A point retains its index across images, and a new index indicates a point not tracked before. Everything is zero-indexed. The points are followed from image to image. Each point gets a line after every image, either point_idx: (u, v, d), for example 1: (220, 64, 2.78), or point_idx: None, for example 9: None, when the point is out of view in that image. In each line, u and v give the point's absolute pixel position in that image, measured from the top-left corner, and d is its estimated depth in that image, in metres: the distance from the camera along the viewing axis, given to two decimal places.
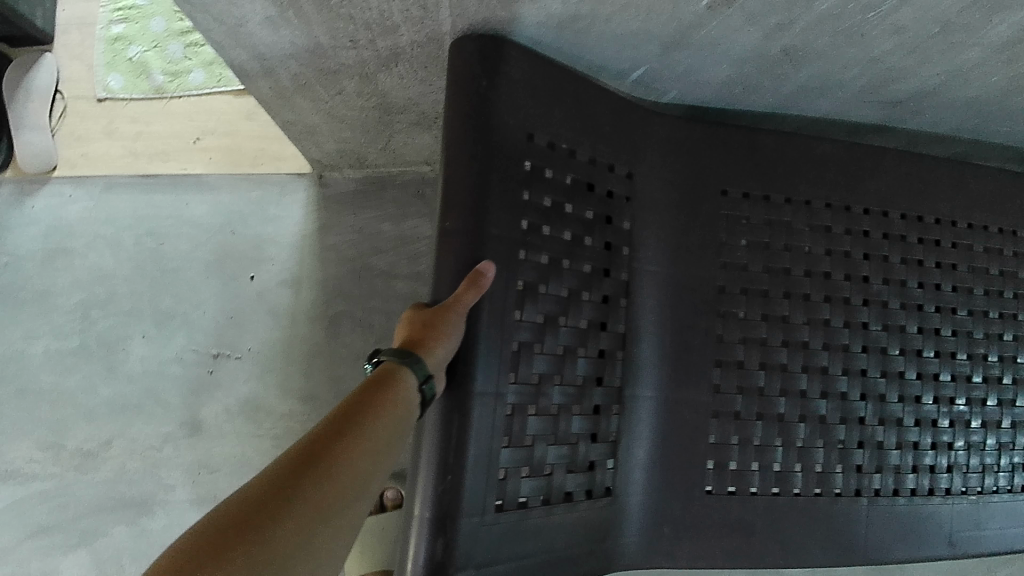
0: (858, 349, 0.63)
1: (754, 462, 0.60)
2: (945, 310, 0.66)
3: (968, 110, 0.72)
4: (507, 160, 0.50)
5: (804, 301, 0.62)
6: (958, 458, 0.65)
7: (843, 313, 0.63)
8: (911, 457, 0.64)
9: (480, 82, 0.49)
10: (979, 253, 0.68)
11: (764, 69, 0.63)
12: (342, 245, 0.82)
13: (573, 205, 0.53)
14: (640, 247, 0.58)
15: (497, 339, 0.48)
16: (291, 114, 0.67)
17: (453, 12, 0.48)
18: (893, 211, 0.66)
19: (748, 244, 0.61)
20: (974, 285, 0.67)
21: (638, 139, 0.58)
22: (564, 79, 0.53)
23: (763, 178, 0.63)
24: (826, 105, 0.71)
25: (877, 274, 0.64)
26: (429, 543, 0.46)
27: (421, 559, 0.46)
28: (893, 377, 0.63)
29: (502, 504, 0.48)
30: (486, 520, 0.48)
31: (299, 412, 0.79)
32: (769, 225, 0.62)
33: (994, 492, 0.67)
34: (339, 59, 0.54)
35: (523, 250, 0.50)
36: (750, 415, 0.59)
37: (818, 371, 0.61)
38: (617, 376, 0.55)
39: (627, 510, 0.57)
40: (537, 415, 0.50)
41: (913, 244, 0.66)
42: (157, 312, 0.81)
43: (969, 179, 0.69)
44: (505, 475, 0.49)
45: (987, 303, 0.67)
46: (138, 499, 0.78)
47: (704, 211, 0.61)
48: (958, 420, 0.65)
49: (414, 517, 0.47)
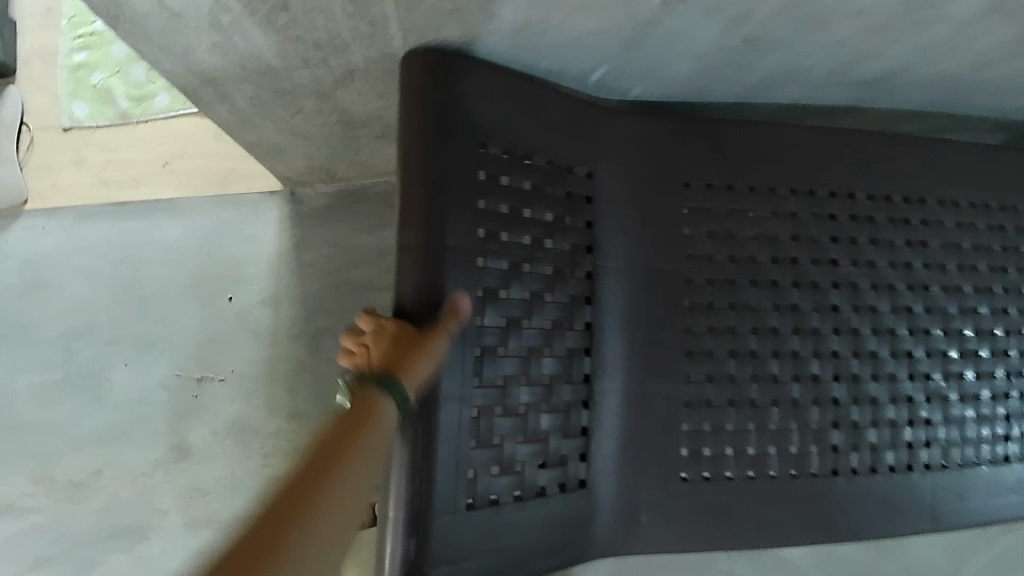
0: (828, 332, 0.63)
1: (728, 448, 0.60)
2: (917, 287, 0.67)
3: (934, 85, 0.72)
4: (461, 170, 0.50)
5: (771, 288, 0.62)
6: (936, 433, 0.66)
7: (812, 298, 0.63)
8: (888, 435, 0.65)
9: (430, 95, 0.50)
10: (950, 229, 0.68)
11: (726, 60, 0.63)
12: (320, 260, 0.82)
13: (533, 210, 0.54)
14: (606, 244, 0.58)
15: (461, 345, 0.48)
16: (254, 134, 0.66)
17: (403, 27, 0.48)
18: (860, 192, 0.66)
19: (713, 235, 0.62)
20: (946, 261, 0.68)
21: (597, 138, 0.58)
22: (516, 85, 0.53)
23: (727, 169, 0.63)
24: (793, 90, 0.71)
25: (845, 257, 0.65)
26: (403, 544, 0.45)
27: (397, 561, 0.45)
28: (865, 356, 0.64)
29: (473, 502, 0.49)
30: (458, 518, 0.48)
31: (286, 430, 0.79)
32: (733, 215, 0.63)
33: (976, 465, 0.68)
34: (294, 79, 0.55)
35: (482, 258, 0.50)
36: (722, 403, 0.60)
37: (788, 356, 0.62)
38: (587, 373, 0.55)
39: (606, 503, 0.57)
40: (505, 416, 0.50)
41: (881, 225, 0.66)
42: (138, 339, 0.81)
43: (939, 155, 0.69)
44: (475, 475, 0.49)
45: (959, 278, 0.68)
46: (133, 526, 0.77)
47: (668, 205, 0.61)
48: (935, 396, 0.66)
49: (385, 519, 0.46)
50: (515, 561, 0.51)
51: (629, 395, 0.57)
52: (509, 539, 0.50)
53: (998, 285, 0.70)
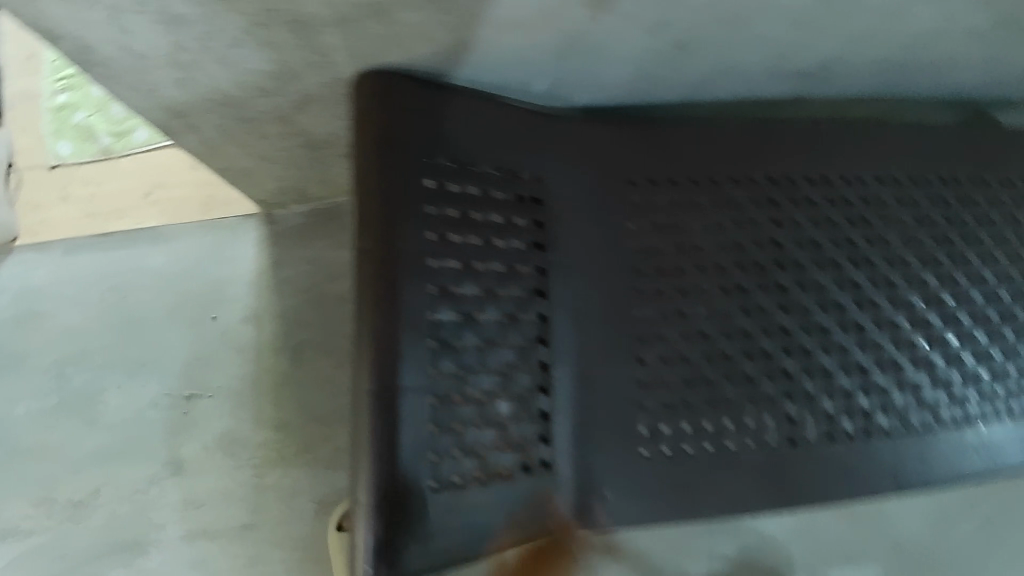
0: (776, 311, 0.68)
1: (687, 424, 0.64)
2: (860, 266, 0.71)
3: (869, 69, 0.76)
4: (409, 180, 0.54)
5: (719, 272, 0.67)
6: (891, 398, 0.70)
7: (758, 280, 0.68)
8: (842, 404, 0.69)
9: (377, 114, 0.54)
10: (890, 206, 0.73)
11: (662, 61, 0.67)
12: (298, 277, 0.86)
13: (482, 212, 0.58)
14: (564, 239, 0.62)
15: (418, 340, 0.53)
16: (225, 160, 0.71)
17: (350, 54, 0.53)
18: (800, 178, 0.71)
19: (661, 226, 0.66)
20: (889, 236, 0.72)
21: (544, 142, 0.62)
22: (458, 101, 0.58)
23: (671, 164, 0.67)
24: (735, 85, 0.76)
25: (788, 239, 0.69)
26: (373, 525, 0.50)
27: (369, 541, 0.50)
28: (812, 331, 0.68)
29: (438, 486, 0.53)
30: (425, 501, 0.52)
31: (273, 439, 0.83)
32: (678, 206, 0.67)
33: (934, 426, 0.71)
34: (255, 107, 0.59)
35: (434, 259, 0.54)
36: (678, 382, 0.64)
37: (739, 335, 0.66)
38: (544, 361, 0.59)
39: (573, 482, 0.60)
40: (466, 403, 0.54)
41: (822, 209, 0.71)
42: (128, 362, 0.85)
43: (873, 139, 0.74)
44: (439, 459, 0.53)
45: (902, 251, 0.72)
46: (131, 541, 0.81)
47: (619, 202, 0.65)
48: (887, 364, 0.70)
49: (358, 504, 0.51)
50: (484, 539, 0.55)
51: (587, 382, 0.61)
52: (477, 521, 0.54)
53: (943, 255, 0.74)
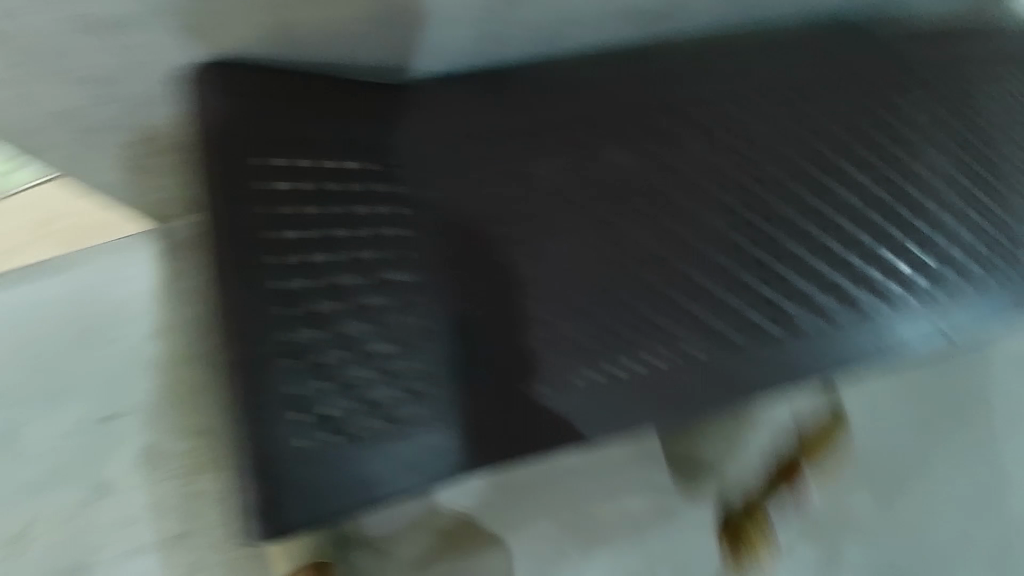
0: (676, 236, 0.67)
1: (576, 356, 0.64)
2: (759, 183, 0.70)
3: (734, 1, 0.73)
4: (244, 163, 0.59)
5: (606, 206, 0.67)
6: (796, 298, 0.69)
7: (648, 206, 0.67)
8: (744, 314, 0.68)
9: (210, 105, 0.58)
10: (770, 112, 0.72)
11: (501, 17, 0.64)
12: (196, 287, 0.88)
13: (329, 182, 0.60)
14: (429, 196, 0.63)
15: (272, 309, 0.58)
16: (88, 178, 0.72)
17: (164, 53, 0.57)
18: (669, 99, 0.70)
19: (526, 167, 0.65)
20: (773, 142, 0.71)
21: (387, 107, 0.64)
22: (289, 81, 0.61)
23: (530, 107, 0.67)
24: (601, 31, 0.71)
25: (665, 161, 0.68)
26: (254, 482, 0.58)
27: (254, 494, 0.59)
28: (714, 252, 0.68)
29: (310, 441, 0.59)
30: (298, 456, 0.59)
31: (196, 446, 0.86)
32: (544, 146, 0.66)
33: (846, 317, 0.71)
34: (99, 116, 0.62)
35: (279, 233, 0.59)
36: (560, 317, 0.64)
37: (633, 266, 0.66)
38: (415, 314, 0.61)
39: (461, 429, 0.63)
40: (330, 363, 0.59)
41: (714, 131, 0.70)
42: (42, 389, 0.84)
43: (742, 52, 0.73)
44: (308, 417, 0.59)
45: (792, 155, 0.71)
46: (70, 566, 0.82)
47: (491, 151, 0.65)
48: (785, 265, 0.69)
49: (242, 464, 0.59)
50: (366, 487, 0.61)
51: (465, 327, 0.63)
52: (357, 472, 0.60)
53: (833, 152, 0.72)
